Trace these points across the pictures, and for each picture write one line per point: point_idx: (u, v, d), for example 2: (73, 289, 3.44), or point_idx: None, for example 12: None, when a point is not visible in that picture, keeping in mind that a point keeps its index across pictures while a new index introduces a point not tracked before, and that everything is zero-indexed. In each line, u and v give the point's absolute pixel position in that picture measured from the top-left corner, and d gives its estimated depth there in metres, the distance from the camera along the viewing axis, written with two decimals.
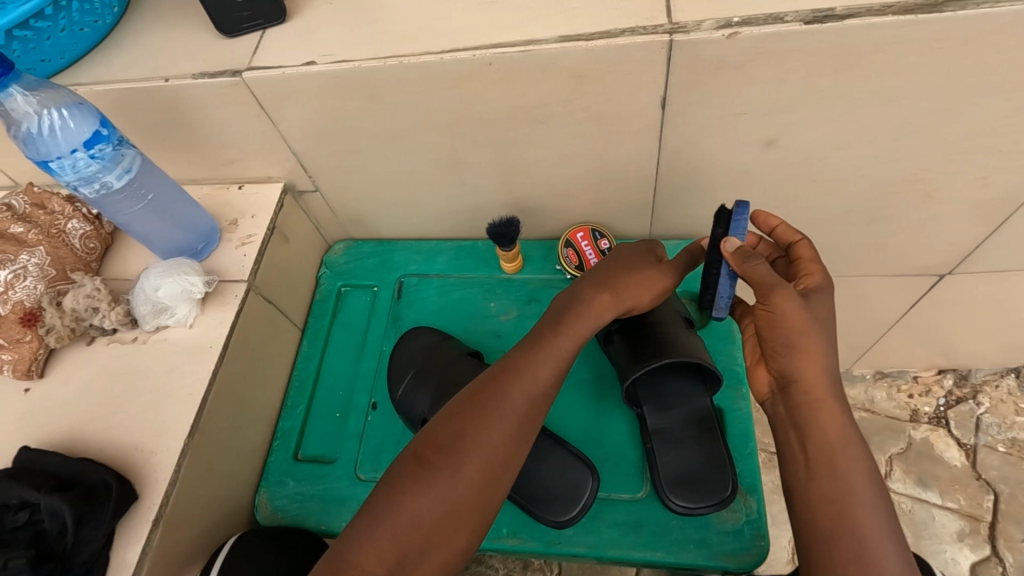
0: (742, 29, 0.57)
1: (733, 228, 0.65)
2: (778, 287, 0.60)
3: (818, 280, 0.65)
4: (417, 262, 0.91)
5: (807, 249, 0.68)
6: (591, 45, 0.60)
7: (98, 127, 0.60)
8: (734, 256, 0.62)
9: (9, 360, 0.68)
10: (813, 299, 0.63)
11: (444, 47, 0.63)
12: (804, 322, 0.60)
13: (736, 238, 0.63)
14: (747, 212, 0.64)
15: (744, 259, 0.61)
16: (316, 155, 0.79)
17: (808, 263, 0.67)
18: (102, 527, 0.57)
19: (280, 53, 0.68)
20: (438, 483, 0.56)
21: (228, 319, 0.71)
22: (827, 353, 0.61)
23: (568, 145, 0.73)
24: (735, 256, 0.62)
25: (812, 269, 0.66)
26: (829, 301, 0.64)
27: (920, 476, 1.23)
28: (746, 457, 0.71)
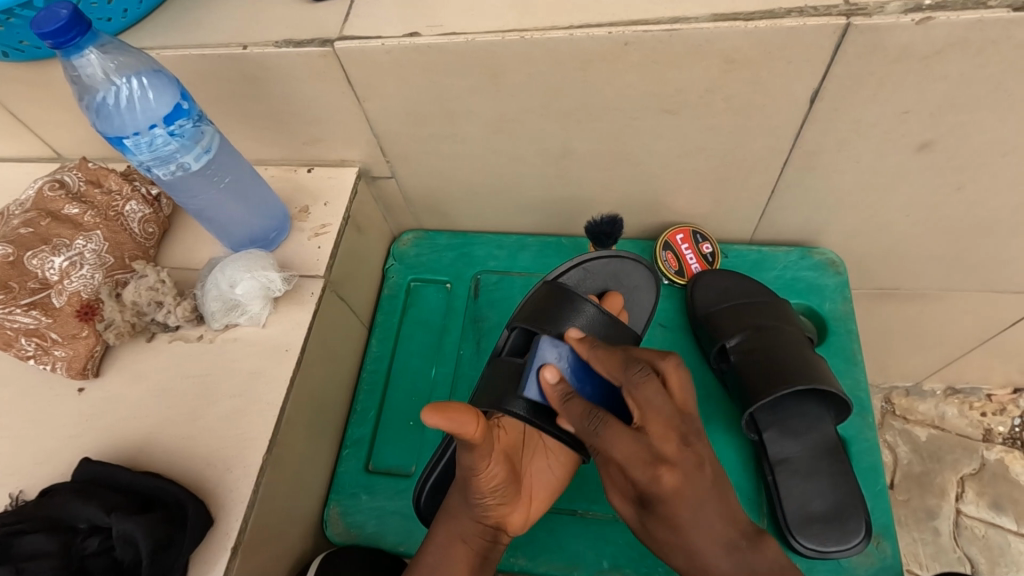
0: (937, 14, 0.49)
1: (526, 385, 0.60)
2: (615, 494, 0.54)
3: (673, 482, 0.48)
4: (497, 258, 0.83)
5: (619, 451, 0.49)
6: (752, 26, 0.52)
7: (179, 100, 0.53)
8: (560, 409, 0.56)
9: (64, 357, 0.61)
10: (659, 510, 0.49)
11: (574, 22, 0.55)
12: (640, 526, 0.53)
13: (566, 427, 0.55)
14: (530, 395, 0.60)
15: (580, 427, 0.53)
16: (398, 137, 0.70)
17: (628, 469, 0.49)
18: (181, 557, 0.51)
19: (379, 20, 0.60)
20: (476, 537, 0.56)
21: (305, 319, 0.64)
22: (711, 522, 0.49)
23: (690, 138, 0.65)
24: (554, 391, 0.57)
25: (639, 480, 0.49)
26: (672, 510, 0.49)
27: (995, 499, 1.09)
28: (876, 494, 0.65)
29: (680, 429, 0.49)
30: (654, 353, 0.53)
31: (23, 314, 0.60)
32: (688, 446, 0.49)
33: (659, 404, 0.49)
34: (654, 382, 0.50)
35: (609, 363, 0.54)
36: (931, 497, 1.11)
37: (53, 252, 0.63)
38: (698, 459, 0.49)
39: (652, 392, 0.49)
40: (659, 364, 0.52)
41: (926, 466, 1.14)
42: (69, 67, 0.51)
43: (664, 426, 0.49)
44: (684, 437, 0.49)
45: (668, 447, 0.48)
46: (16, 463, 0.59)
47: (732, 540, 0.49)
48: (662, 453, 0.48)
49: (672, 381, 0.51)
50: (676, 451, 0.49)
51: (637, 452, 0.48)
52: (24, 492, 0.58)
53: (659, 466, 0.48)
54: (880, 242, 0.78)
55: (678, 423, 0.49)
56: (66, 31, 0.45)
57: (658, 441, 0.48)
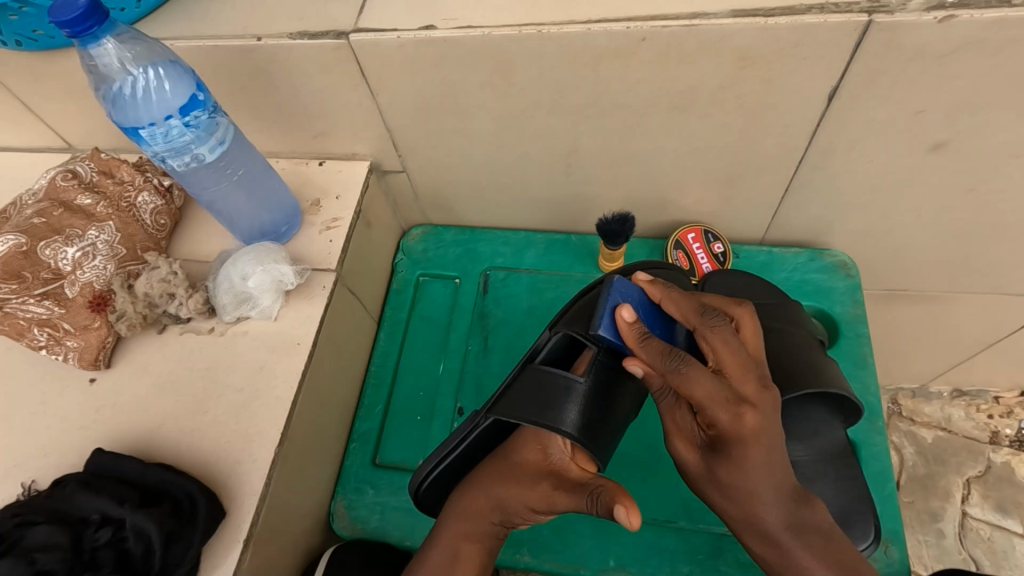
0: (959, 12, 0.49)
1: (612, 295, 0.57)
2: (674, 410, 0.51)
3: (756, 417, 0.47)
4: (505, 255, 0.83)
5: (700, 389, 0.47)
6: (771, 23, 0.52)
7: (195, 91, 0.52)
8: (637, 340, 0.53)
9: (76, 348, 0.61)
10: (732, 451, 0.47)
11: (591, 17, 0.55)
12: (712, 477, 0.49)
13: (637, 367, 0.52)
14: (608, 330, 0.56)
15: (660, 363, 0.50)
16: (410, 131, 0.70)
17: (707, 406, 0.47)
18: (191, 550, 0.51)
19: (393, 13, 0.59)
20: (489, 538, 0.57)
21: (316, 314, 0.64)
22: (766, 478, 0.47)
23: (705, 136, 0.65)
24: (632, 329, 0.54)
25: (722, 418, 0.47)
26: (738, 464, 0.47)
27: (1000, 502, 1.09)
28: (885, 499, 0.65)
29: (758, 370, 0.49)
30: (724, 301, 0.56)
31: (37, 303, 0.61)
32: (768, 388, 0.49)
33: (733, 343, 0.50)
34: (726, 328, 0.51)
35: (682, 303, 0.55)
36: (936, 498, 1.11)
37: (65, 243, 0.63)
38: (776, 401, 0.48)
39: (728, 336, 0.50)
40: (734, 312, 0.54)
41: (932, 468, 1.13)
42: (86, 56, 0.50)
43: (740, 365, 0.49)
44: (760, 378, 0.49)
45: (748, 387, 0.48)
46: (28, 453, 0.59)
47: (791, 492, 0.47)
48: (744, 392, 0.48)
49: (744, 327, 0.53)
50: (757, 392, 0.48)
51: (718, 391, 0.47)
52: (36, 482, 0.58)
53: (741, 404, 0.47)
54: (892, 244, 0.78)
55: (755, 365, 0.49)
56: (83, 20, 0.45)
57: (738, 381, 0.48)
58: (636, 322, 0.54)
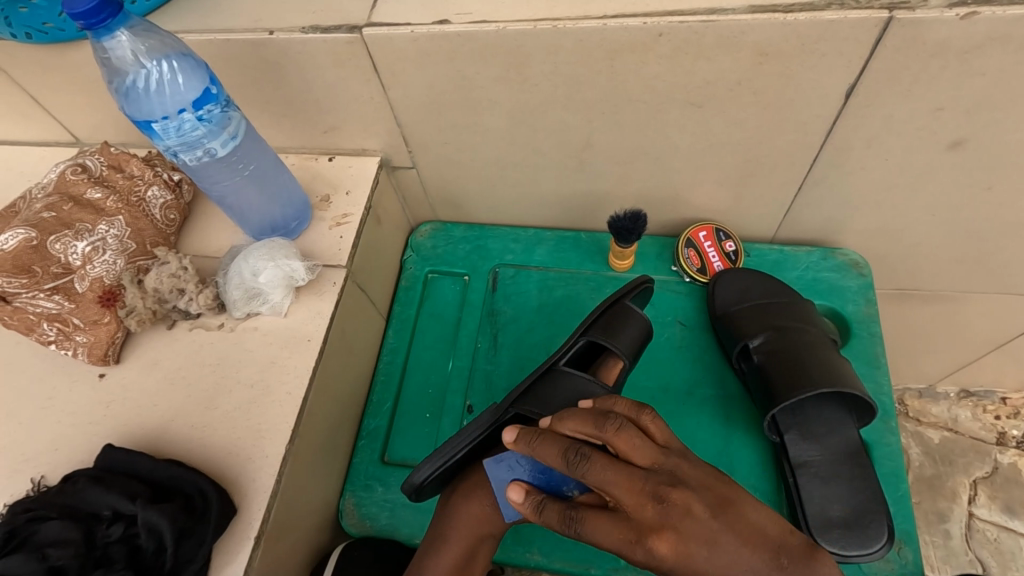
0: (982, 9, 0.48)
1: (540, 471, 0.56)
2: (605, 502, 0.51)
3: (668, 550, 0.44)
4: (515, 251, 0.82)
5: (602, 534, 0.47)
6: (791, 18, 0.51)
7: (208, 85, 0.52)
8: (535, 518, 0.51)
9: (86, 343, 0.61)
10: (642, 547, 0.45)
11: (608, 11, 0.54)
12: None
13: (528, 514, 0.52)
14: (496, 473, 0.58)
15: (558, 529, 0.50)
16: (422, 127, 0.70)
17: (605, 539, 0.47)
18: (202, 547, 0.50)
19: (407, 8, 0.59)
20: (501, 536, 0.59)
21: (327, 310, 0.64)
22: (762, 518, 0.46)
23: (719, 133, 0.64)
24: (524, 506, 0.52)
25: (635, 559, 0.46)
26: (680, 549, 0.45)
27: (1008, 503, 1.08)
28: (899, 500, 0.65)
29: (649, 486, 0.45)
30: (586, 423, 0.50)
31: (46, 298, 0.61)
32: (661, 503, 0.45)
33: (615, 477, 0.46)
34: (597, 460, 0.47)
35: (551, 450, 0.50)
36: (942, 499, 1.10)
37: (75, 237, 0.62)
38: (684, 507, 0.45)
39: (606, 474, 0.46)
40: (601, 436, 0.49)
41: (939, 468, 1.13)
42: (99, 48, 0.50)
43: (627, 491, 0.46)
44: (655, 492, 0.45)
45: (644, 514, 0.45)
46: (38, 449, 0.59)
47: (773, 560, 0.44)
48: (643, 522, 0.45)
49: (619, 448, 0.48)
50: (680, 512, 0.44)
51: (620, 532, 0.46)
52: (46, 478, 0.57)
53: (647, 537, 0.45)
54: (904, 243, 0.77)
55: (642, 483, 0.46)
56: (97, 13, 0.45)
57: (633, 511, 0.46)
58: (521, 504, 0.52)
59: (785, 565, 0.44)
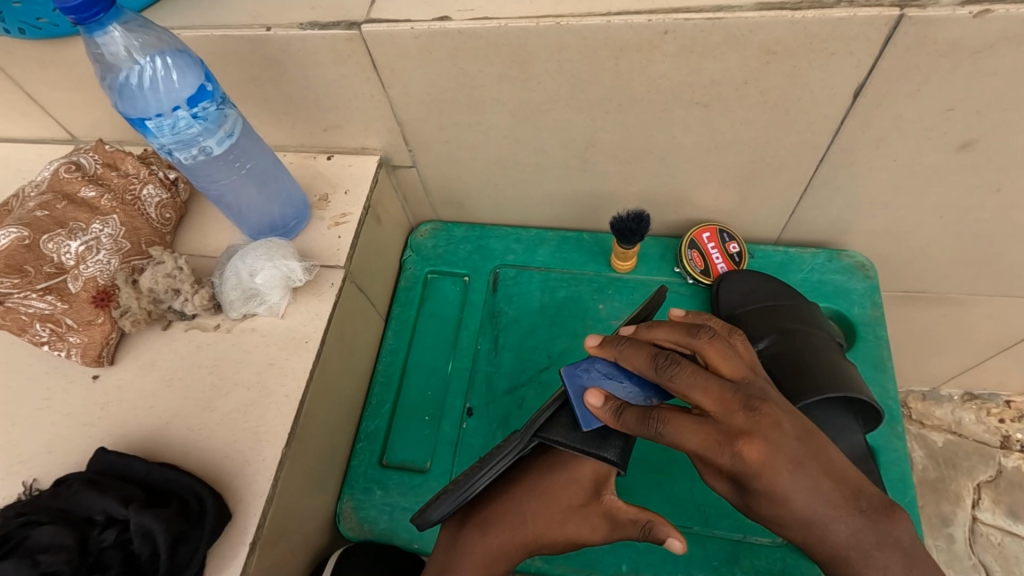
0: (996, 7, 0.47)
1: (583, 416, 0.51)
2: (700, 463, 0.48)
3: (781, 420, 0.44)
4: (516, 252, 0.81)
5: (720, 437, 0.44)
6: (799, 16, 0.50)
7: (203, 81, 0.51)
8: (625, 424, 0.48)
9: (79, 344, 0.60)
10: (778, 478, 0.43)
11: (612, 8, 0.53)
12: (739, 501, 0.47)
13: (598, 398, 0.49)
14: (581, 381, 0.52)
15: (639, 431, 0.47)
16: (422, 125, 0.69)
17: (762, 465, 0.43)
18: (197, 553, 0.50)
19: (407, 4, 0.58)
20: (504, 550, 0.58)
21: (325, 311, 0.63)
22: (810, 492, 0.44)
23: (724, 133, 0.63)
24: (606, 410, 0.49)
25: (723, 464, 0.44)
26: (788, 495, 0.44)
27: (1012, 507, 1.07)
28: (906, 506, 0.64)
29: (745, 399, 0.44)
30: (680, 331, 0.50)
31: (39, 298, 0.60)
32: (754, 412, 0.44)
33: (705, 384, 0.45)
34: (688, 368, 0.46)
35: (638, 351, 0.50)
36: (946, 503, 1.09)
37: (69, 236, 0.61)
38: (774, 420, 0.44)
39: (693, 377, 0.45)
40: (689, 342, 0.49)
41: (942, 471, 1.12)
42: (92, 44, 0.49)
43: (718, 400, 0.44)
44: (747, 404, 0.44)
45: (736, 420, 0.44)
46: (30, 451, 0.58)
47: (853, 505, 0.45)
48: (734, 428, 0.44)
49: (710, 358, 0.48)
50: (762, 420, 0.44)
51: (709, 436, 0.44)
52: (38, 481, 0.56)
53: (736, 442, 0.43)
54: (910, 245, 0.76)
55: (731, 393, 0.45)
56: (89, 7, 0.44)
57: (725, 420, 0.44)
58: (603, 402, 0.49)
59: (864, 508, 0.45)
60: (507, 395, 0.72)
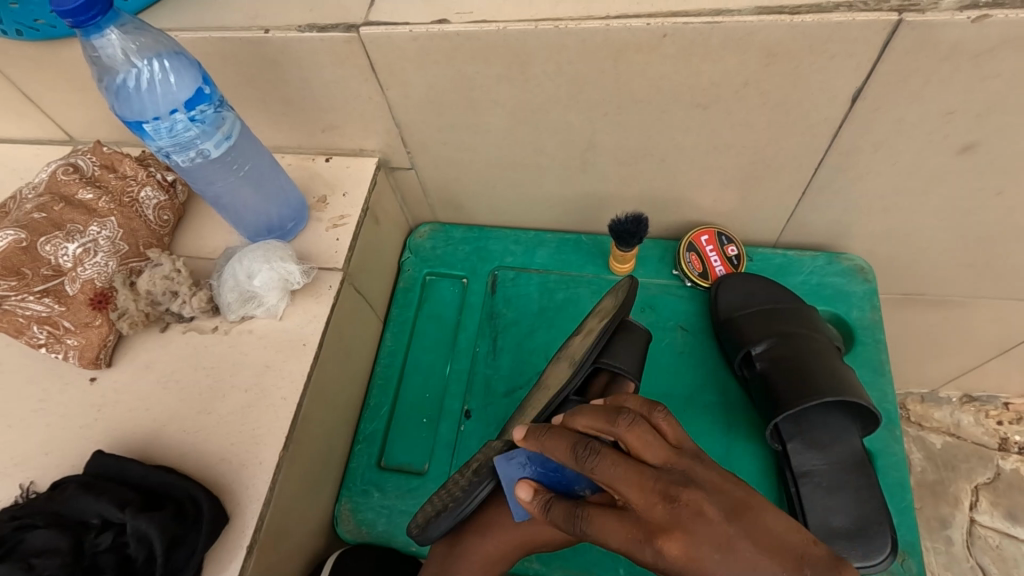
0: (994, 12, 0.47)
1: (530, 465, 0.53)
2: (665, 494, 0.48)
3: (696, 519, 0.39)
4: (515, 254, 0.81)
5: (614, 536, 0.42)
6: (798, 20, 0.50)
7: (200, 84, 0.51)
8: (540, 515, 0.48)
9: (76, 346, 0.60)
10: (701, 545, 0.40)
11: (611, 11, 0.53)
12: None
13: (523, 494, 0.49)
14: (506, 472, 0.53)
15: (565, 528, 0.46)
16: (421, 127, 0.69)
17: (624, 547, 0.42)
18: (194, 555, 0.50)
19: (406, 6, 0.58)
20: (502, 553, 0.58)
21: (323, 313, 0.63)
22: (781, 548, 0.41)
23: (723, 136, 0.63)
24: (530, 507, 0.49)
25: (645, 560, 0.41)
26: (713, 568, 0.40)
27: (1010, 510, 1.07)
28: (903, 510, 0.64)
29: (645, 482, 0.41)
30: (597, 417, 0.47)
31: (37, 301, 0.60)
32: (673, 504, 0.40)
33: (624, 474, 0.42)
34: (609, 457, 0.43)
35: (595, 415, 0.47)
36: (944, 505, 1.09)
37: (66, 239, 0.61)
38: (696, 507, 0.40)
39: (609, 468, 0.43)
40: (614, 431, 0.45)
41: (941, 474, 1.12)
42: (89, 47, 0.49)
43: (638, 489, 0.41)
44: (667, 492, 0.40)
45: (653, 513, 0.40)
46: (27, 453, 0.58)
47: (784, 563, 0.38)
48: (653, 520, 0.40)
49: (632, 447, 0.44)
50: (696, 500, 0.40)
51: (624, 528, 0.42)
52: (35, 484, 0.56)
53: (656, 538, 0.40)
54: (909, 248, 0.76)
55: (652, 480, 0.41)
56: (87, 10, 0.44)
57: (642, 510, 0.41)
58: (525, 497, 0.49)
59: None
60: (506, 397, 0.72)
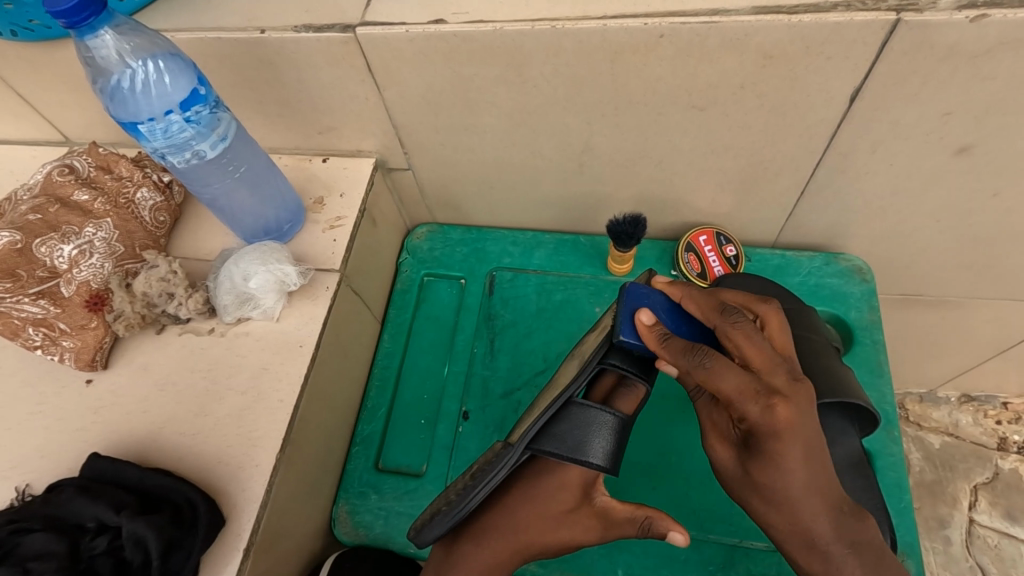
0: (992, 11, 0.47)
1: (625, 327, 0.53)
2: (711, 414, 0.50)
3: (794, 411, 0.43)
4: (512, 255, 0.81)
5: (727, 386, 0.44)
6: (796, 20, 0.50)
7: (196, 85, 0.51)
8: (650, 334, 0.50)
9: (72, 348, 0.59)
10: (784, 441, 0.44)
11: (608, 12, 0.53)
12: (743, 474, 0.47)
13: (649, 314, 0.51)
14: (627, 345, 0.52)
15: (681, 363, 0.47)
16: (418, 128, 0.68)
17: (766, 414, 0.43)
18: (190, 558, 0.49)
19: (403, 6, 0.57)
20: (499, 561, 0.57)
21: (320, 315, 0.62)
22: (806, 469, 0.44)
23: (721, 136, 0.63)
24: (651, 333, 0.50)
25: (749, 414, 0.44)
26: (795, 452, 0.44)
27: (1009, 509, 1.07)
28: (902, 511, 0.64)
29: (788, 366, 0.46)
30: (749, 297, 0.54)
31: (31, 303, 0.59)
32: (795, 377, 0.45)
33: (760, 344, 0.46)
34: (722, 359, 0.45)
35: (704, 304, 0.52)
36: (943, 505, 1.09)
37: (62, 240, 0.61)
38: (809, 394, 0.45)
39: (727, 373, 0.44)
40: (757, 309, 0.53)
41: (940, 473, 1.12)
42: (83, 47, 0.49)
43: (765, 356, 0.46)
44: (790, 371, 0.45)
45: (777, 378, 0.44)
46: (23, 456, 0.58)
47: (835, 510, 0.45)
48: (772, 385, 0.44)
49: (771, 328, 0.52)
50: (789, 384, 0.44)
51: (746, 384, 0.44)
52: (30, 487, 0.56)
53: (772, 398, 0.44)
54: (907, 248, 0.76)
55: (780, 359, 0.46)
56: (80, 10, 0.43)
57: (765, 374, 0.45)
58: (649, 325, 0.51)
59: (847, 512, 0.46)
60: (503, 399, 0.72)
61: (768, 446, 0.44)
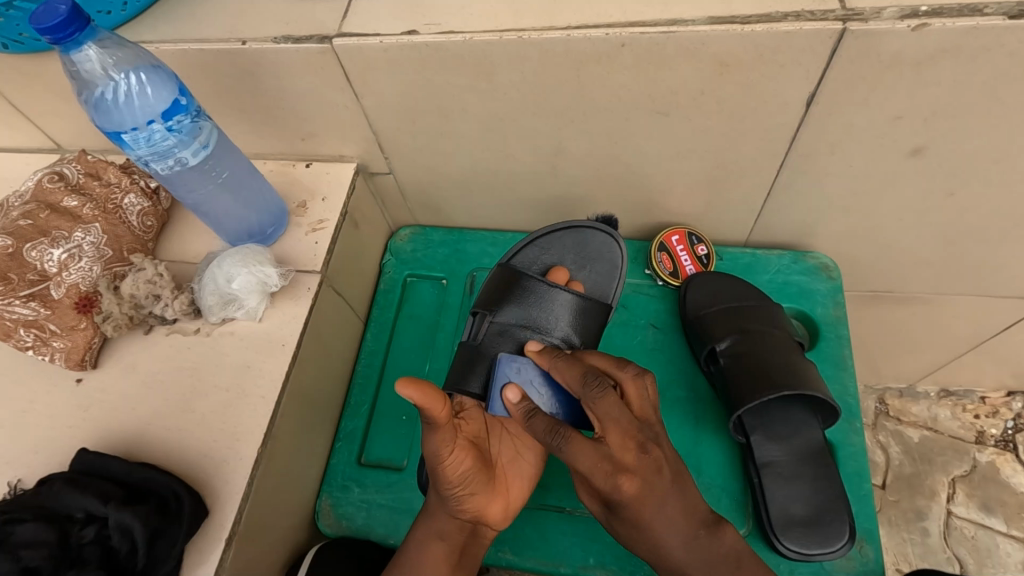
0: (932, 20, 0.49)
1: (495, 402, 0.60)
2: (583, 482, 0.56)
3: (632, 490, 0.51)
4: (492, 256, 0.83)
5: (586, 456, 0.50)
6: (748, 29, 0.52)
7: (177, 96, 0.53)
8: (518, 411, 0.55)
9: (62, 348, 0.62)
10: (658, 516, 0.52)
11: (572, 23, 0.55)
12: (622, 530, 0.56)
13: (512, 394, 0.56)
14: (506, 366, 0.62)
15: (544, 439, 0.52)
16: (395, 133, 0.71)
17: (609, 478, 0.50)
18: (176, 546, 0.52)
19: (376, 18, 0.60)
20: (445, 526, 0.57)
21: (300, 314, 0.65)
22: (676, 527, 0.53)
23: (687, 140, 0.65)
24: (518, 409, 0.56)
25: (602, 488, 0.51)
26: (642, 514, 0.52)
27: (985, 501, 1.10)
28: (862, 499, 0.66)
29: (640, 437, 0.52)
30: (608, 362, 0.56)
31: (23, 305, 0.61)
32: (644, 451, 0.51)
33: (614, 423, 0.51)
34: (611, 395, 0.52)
35: (575, 377, 0.55)
36: (921, 497, 1.11)
37: (52, 244, 0.64)
38: (658, 463, 0.52)
39: (611, 405, 0.51)
40: (618, 375, 0.55)
41: (918, 467, 1.14)
42: (68, 62, 0.51)
43: (622, 437, 0.51)
44: (642, 444, 0.52)
45: (628, 456, 0.51)
46: (15, 453, 0.60)
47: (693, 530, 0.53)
48: (621, 462, 0.51)
49: (628, 392, 0.54)
50: (636, 459, 0.51)
51: (598, 462, 0.50)
52: (22, 481, 0.58)
53: (619, 475, 0.50)
54: (873, 247, 0.78)
55: (639, 432, 0.52)
56: (64, 27, 0.46)
57: (618, 451, 0.51)
58: (512, 400, 0.56)
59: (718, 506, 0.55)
60: None
61: (630, 512, 0.52)
